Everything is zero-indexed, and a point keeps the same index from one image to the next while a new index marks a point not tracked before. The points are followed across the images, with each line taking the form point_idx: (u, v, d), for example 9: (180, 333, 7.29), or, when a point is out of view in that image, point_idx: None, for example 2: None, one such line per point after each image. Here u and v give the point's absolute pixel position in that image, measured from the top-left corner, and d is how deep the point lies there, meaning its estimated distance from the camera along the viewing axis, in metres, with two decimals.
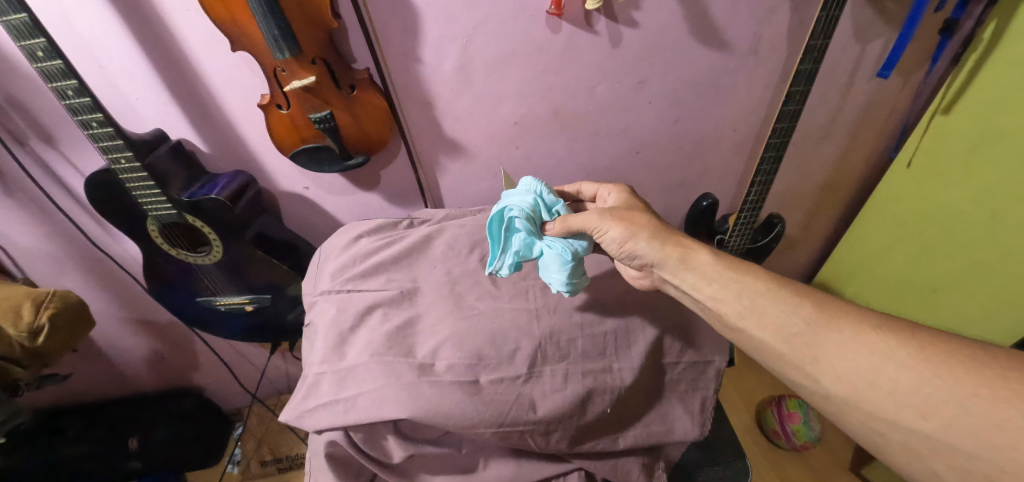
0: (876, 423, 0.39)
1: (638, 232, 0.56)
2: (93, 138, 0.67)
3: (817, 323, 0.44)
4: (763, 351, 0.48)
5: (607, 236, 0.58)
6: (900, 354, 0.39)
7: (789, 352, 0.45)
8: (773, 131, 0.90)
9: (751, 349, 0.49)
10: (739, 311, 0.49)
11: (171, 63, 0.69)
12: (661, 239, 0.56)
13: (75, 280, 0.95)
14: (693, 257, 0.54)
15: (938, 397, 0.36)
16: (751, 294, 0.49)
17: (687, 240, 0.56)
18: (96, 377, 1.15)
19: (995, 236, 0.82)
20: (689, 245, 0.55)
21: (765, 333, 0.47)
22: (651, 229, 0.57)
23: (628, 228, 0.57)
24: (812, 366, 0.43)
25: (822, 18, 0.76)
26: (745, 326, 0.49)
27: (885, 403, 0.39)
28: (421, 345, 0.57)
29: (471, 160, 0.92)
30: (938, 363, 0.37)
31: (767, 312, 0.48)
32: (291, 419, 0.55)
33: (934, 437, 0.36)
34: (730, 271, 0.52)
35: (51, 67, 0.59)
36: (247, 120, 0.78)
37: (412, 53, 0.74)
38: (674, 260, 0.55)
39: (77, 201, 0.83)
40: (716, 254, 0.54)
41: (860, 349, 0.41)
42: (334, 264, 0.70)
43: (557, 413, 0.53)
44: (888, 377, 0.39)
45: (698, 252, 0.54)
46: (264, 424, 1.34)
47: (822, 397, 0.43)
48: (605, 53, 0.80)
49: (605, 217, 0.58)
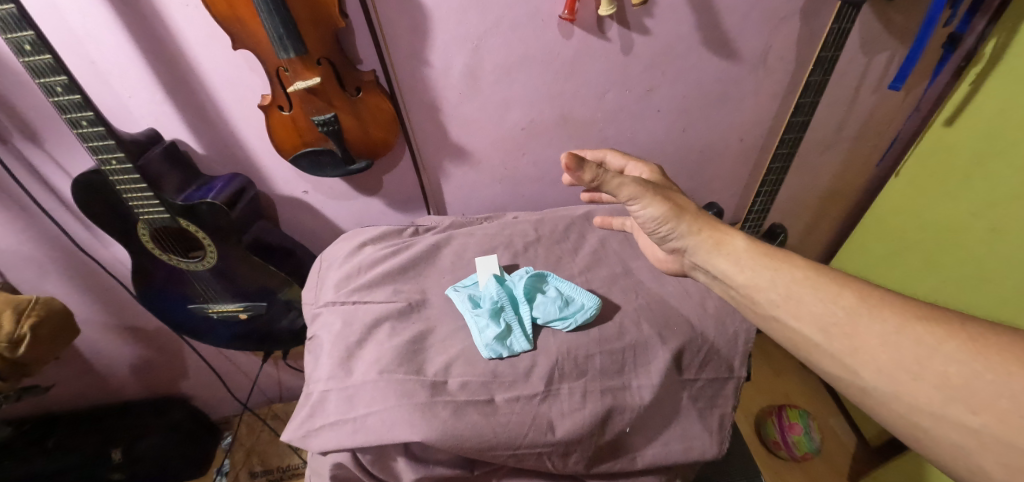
0: (920, 419, 0.36)
1: (679, 213, 0.50)
2: (82, 138, 0.63)
3: (857, 312, 0.40)
4: (794, 343, 0.44)
5: (646, 212, 0.51)
6: (948, 346, 0.35)
7: (826, 343, 0.41)
8: (781, 141, 0.89)
9: (781, 338, 0.45)
10: (772, 299, 0.45)
11: (167, 61, 0.66)
12: (697, 223, 0.50)
13: (58, 285, 0.90)
14: (729, 243, 0.49)
15: (991, 393, 0.33)
16: (787, 281, 0.44)
17: (723, 226, 0.51)
18: (78, 386, 1.10)
19: (995, 249, 0.81)
20: (725, 231, 0.50)
21: (802, 324, 0.42)
22: (689, 211, 0.51)
23: (669, 208, 0.50)
24: (851, 356, 0.39)
25: (834, 30, 0.75)
26: (779, 315, 0.44)
27: (930, 395, 0.35)
28: (431, 362, 0.55)
29: (477, 165, 0.89)
30: (991, 360, 0.33)
31: (803, 301, 0.43)
32: (295, 439, 0.52)
33: (984, 434, 0.32)
34: (766, 259, 0.47)
35: (39, 62, 0.55)
36: (245, 120, 0.75)
37: (421, 56, 0.72)
38: (708, 245, 0.50)
39: (63, 204, 0.79)
40: (752, 241, 0.49)
41: (905, 342, 0.37)
42: (337, 274, 0.67)
43: (577, 434, 0.50)
44: (934, 371, 0.35)
45: (734, 238, 0.49)
46: (253, 435, 1.28)
47: (861, 392, 0.39)
48: (615, 59, 0.78)
49: (647, 189, 0.49)
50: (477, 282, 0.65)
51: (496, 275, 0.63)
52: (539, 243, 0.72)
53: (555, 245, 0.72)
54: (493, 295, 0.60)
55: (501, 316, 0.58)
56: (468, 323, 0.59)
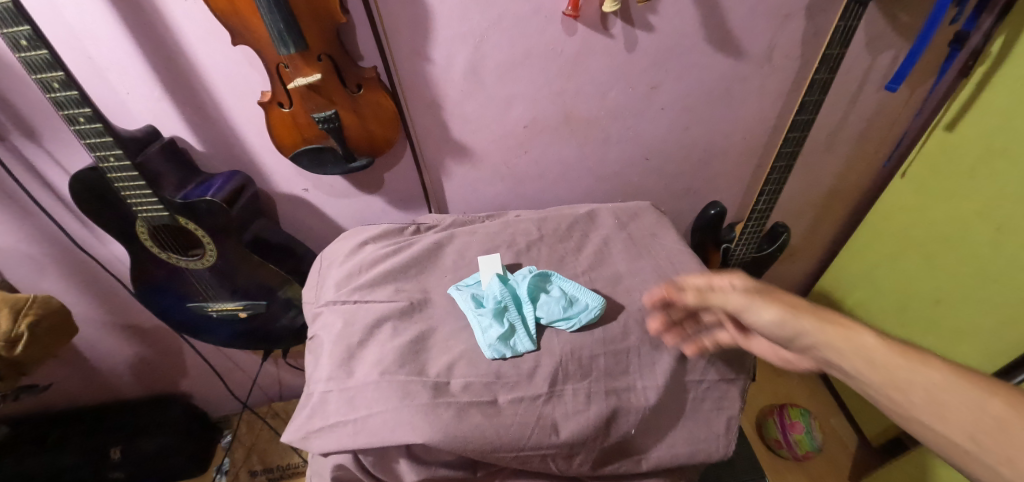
0: None
1: (795, 313, 0.44)
2: (79, 134, 0.62)
3: (1010, 420, 0.33)
4: (945, 454, 0.36)
5: (762, 319, 0.45)
6: None
7: (972, 450, 0.34)
8: (785, 140, 0.88)
9: (931, 447, 0.37)
10: (914, 404, 0.37)
11: (166, 57, 0.65)
12: (819, 321, 0.43)
13: (56, 283, 0.89)
14: (857, 338, 0.41)
15: None
16: (923, 383, 0.37)
17: (845, 318, 0.43)
18: (77, 384, 1.10)
19: (1001, 249, 0.80)
20: (848, 324, 0.42)
21: (947, 431, 0.35)
22: (804, 308, 0.45)
23: (783, 308, 0.45)
24: (1006, 469, 0.32)
25: (840, 27, 0.74)
26: (922, 421, 0.36)
27: None
28: (433, 362, 0.55)
29: (478, 163, 0.89)
30: None
31: (945, 404, 0.35)
32: (295, 441, 0.51)
33: None
34: (905, 358, 0.38)
35: (36, 57, 0.54)
36: (244, 117, 0.74)
37: (422, 53, 0.71)
38: (839, 344, 0.41)
39: (62, 202, 0.78)
40: (883, 333, 0.41)
41: None
42: (338, 273, 0.66)
43: (581, 435, 0.50)
44: None
45: (861, 331, 0.41)
46: (253, 433, 1.28)
47: None
48: (619, 56, 0.78)
49: (756, 296, 0.46)
50: (479, 282, 0.64)
51: (499, 275, 0.63)
52: (542, 242, 0.72)
53: (557, 245, 0.72)
54: (495, 294, 0.59)
55: (504, 316, 0.57)
56: (471, 323, 0.58)
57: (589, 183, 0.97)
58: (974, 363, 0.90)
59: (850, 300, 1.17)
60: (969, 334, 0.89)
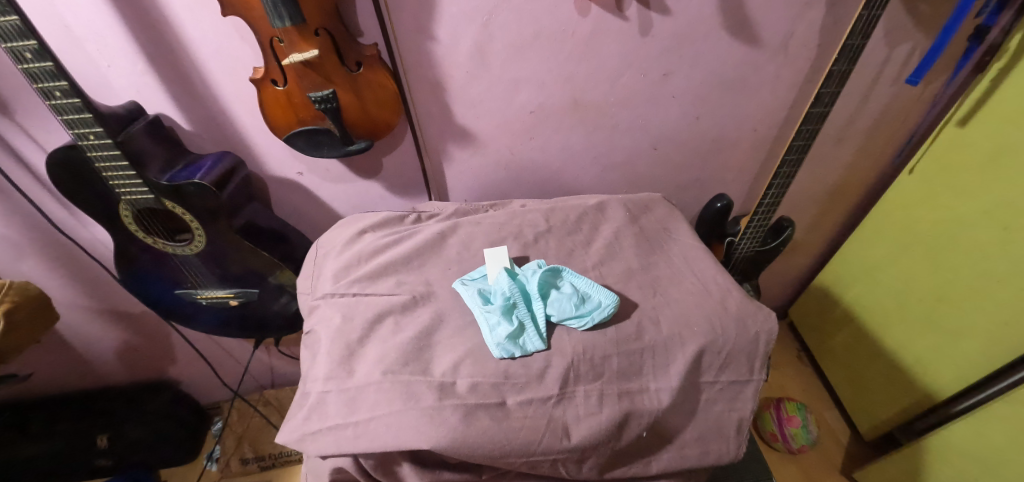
0: None
1: None
2: (55, 110, 0.57)
3: None
4: None
5: None
6: None
7: None
8: (798, 133, 0.85)
9: None
10: None
11: (150, 28, 0.61)
12: None
13: (35, 267, 0.85)
14: None
15: None
16: None
17: None
18: (60, 370, 1.06)
19: (1007, 249, 0.79)
20: None
21: None
22: None
23: None
24: None
25: (863, 17, 0.70)
26: None
27: None
28: (437, 361, 0.52)
29: (481, 149, 0.85)
30: None
31: None
32: (291, 442, 0.49)
33: None
34: None
35: (4, 23, 0.49)
36: (236, 95, 0.69)
37: (425, 30, 0.67)
38: None
39: (38, 180, 0.73)
40: None
41: None
42: (335, 263, 0.63)
43: (592, 441, 0.48)
44: None
45: None
46: (243, 420, 1.24)
47: None
48: (632, 40, 0.74)
49: None
50: (485, 275, 0.62)
51: (507, 269, 0.60)
52: (550, 235, 0.69)
53: (565, 237, 0.69)
54: (505, 290, 0.56)
55: (513, 314, 0.55)
56: (478, 320, 0.56)
57: (593, 172, 0.94)
58: (971, 362, 0.90)
59: (850, 296, 1.17)
60: (970, 335, 0.88)
